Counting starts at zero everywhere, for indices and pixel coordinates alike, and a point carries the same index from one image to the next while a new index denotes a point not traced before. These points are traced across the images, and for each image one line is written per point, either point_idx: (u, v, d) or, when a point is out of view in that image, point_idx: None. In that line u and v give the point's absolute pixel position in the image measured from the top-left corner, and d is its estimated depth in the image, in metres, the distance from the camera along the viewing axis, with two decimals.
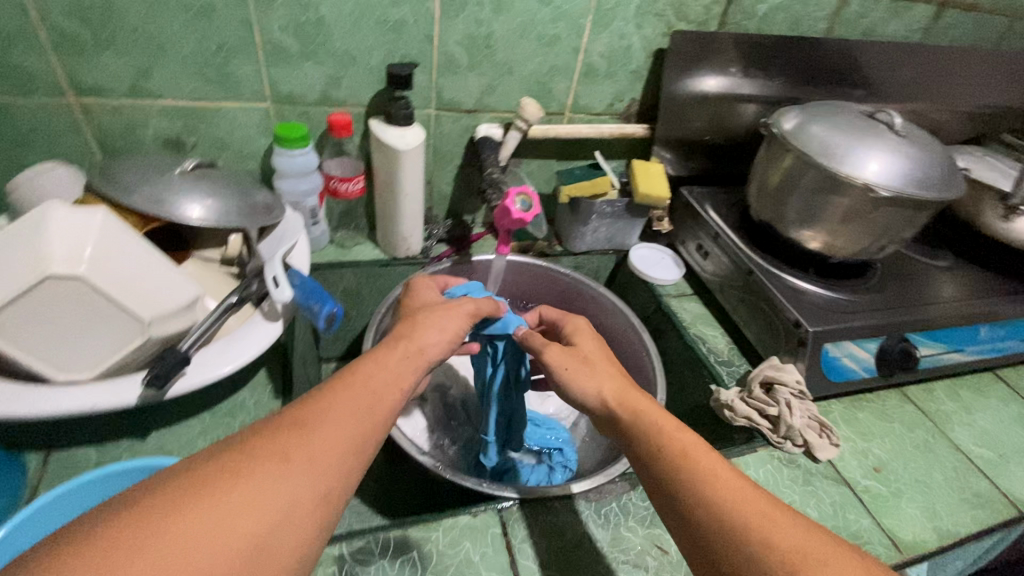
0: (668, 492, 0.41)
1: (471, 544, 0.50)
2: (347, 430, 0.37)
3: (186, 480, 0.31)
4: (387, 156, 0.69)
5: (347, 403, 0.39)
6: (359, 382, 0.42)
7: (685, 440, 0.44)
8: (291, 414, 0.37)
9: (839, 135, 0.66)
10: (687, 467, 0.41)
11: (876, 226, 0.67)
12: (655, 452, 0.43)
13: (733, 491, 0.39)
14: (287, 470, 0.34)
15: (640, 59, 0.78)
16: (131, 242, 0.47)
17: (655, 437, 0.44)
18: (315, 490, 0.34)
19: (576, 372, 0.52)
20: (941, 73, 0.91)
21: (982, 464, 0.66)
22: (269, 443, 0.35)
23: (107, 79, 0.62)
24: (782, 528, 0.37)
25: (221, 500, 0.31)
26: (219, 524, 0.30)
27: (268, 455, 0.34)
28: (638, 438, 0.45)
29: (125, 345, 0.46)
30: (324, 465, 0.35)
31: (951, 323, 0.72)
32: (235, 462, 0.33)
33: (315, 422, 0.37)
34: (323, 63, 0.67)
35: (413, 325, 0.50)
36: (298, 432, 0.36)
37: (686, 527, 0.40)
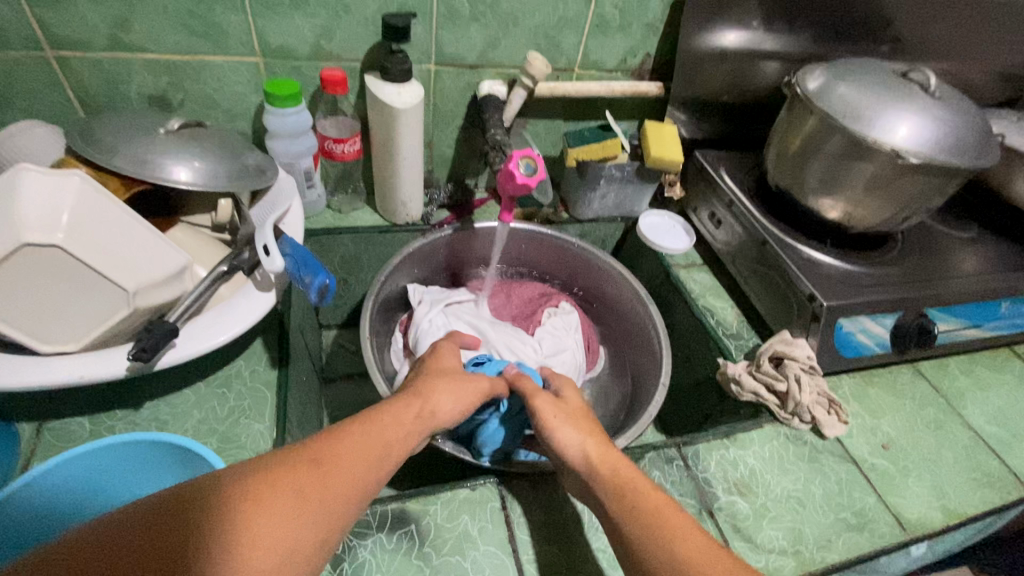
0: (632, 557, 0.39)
1: (469, 518, 0.50)
2: (359, 475, 0.36)
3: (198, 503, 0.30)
4: (384, 115, 0.65)
5: (364, 447, 0.38)
6: (377, 427, 0.41)
7: (655, 502, 0.41)
8: (308, 447, 0.36)
9: (868, 96, 0.62)
10: (649, 536, 0.39)
11: (901, 196, 0.64)
12: (628, 505, 0.41)
13: (697, 545, 0.38)
14: (299, 507, 0.33)
15: (656, 10, 0.72)
16: (111, 207, 0.45)
17: (632, 497, 0.42)
18: (321, 532, 0.33)
19: (553, 426, 0.51)
20: (982, 28, 0.84)
21: (993, 442, 0.64)
22: (287, 476, 0.33)
23: (84, 30, 0.58)
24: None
25: (229, 534, 0.30)
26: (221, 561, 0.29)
27: (284, 489, 0.33)
28: (615, 499, 0.42)
29: (111, 315, 0.45)
30: (333, 510, 0.34)
31: (971, 298, 0.69)
32: (250, 490, 0.32)
33: (331, 461, 0.36)
34: (314, 13, 0.62)
35: (430, 384, 0.49)
36: (314, 469, 0.35)
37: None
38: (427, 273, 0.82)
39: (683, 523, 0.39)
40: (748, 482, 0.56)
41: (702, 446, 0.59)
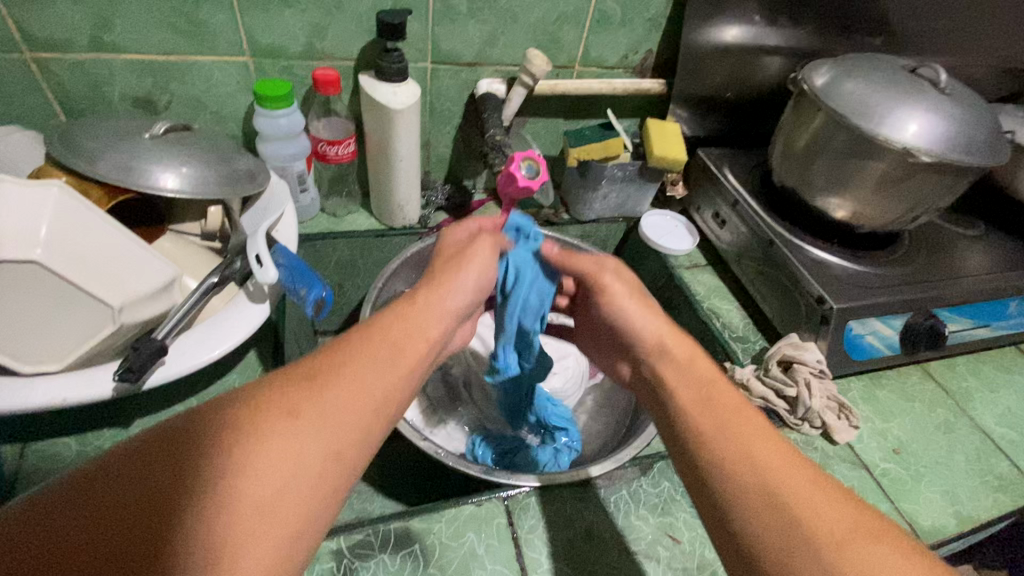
0: (697, 467, 0.39)
1: (475, 535, 0.48)
2: (364, 384, 0.35)
3: (187, 437, 0.29)
4: (380, 116, 0.63)
5: (366, 357, 0.37)
6: (384, 330, 0.39)
7: (727, 407, 0.41)
8: (299, 367, 0.35)
9: (876, 92, 0.60)
10: (717, 447, 0.38)
11: (911, 194, 0.62)
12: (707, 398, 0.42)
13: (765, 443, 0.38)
14: (297, 426, 0.31)
15: (659, 5, 0.70)
16: (91, 219, 0.43)
17: (705, 395, 0.43)
18: (327, 447, 0.32)
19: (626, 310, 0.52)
20: (990, 22, 0.82)
21: (1005, 444, 0.63)
22: (280, 396, 0.32)
23: (63, 30, 0.56)
24: (828, 515, 0.34)
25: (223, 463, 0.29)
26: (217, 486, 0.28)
27: (275, 409, 0.32)
28: (686, 397, 0.43)
29: (96, 333, 0.43)
30: (339, 423, 0.33)
31: (980, 297, 0.68)
32: (243, 413, 0.31)
33: (328, 375, 0.35)
34: (304, 10, 0.60)
35: (449, 267, 0.47)
36: (309, 385, 0.34)
37: (716, 518, 0.37)
38: None
39: (750, 432, 0.39)
40: None
41: None
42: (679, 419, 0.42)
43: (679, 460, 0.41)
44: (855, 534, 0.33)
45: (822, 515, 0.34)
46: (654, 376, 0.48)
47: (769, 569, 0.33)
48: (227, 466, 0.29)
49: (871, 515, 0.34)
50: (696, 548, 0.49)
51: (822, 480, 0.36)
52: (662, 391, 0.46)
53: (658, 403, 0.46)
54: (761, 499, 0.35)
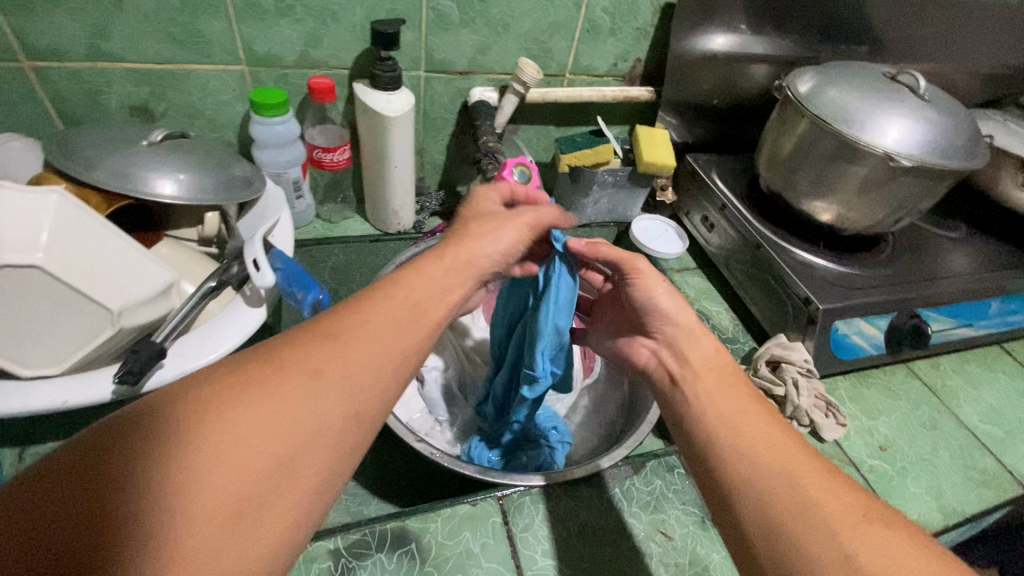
0: (706, 458, 0.41)
1: (471, 534, 0.49)
2: (380, 345, 0.36)
3: (208, 393, 0.29)
4: (374, 124, 0.64)
5: (384, 319, 0.37)
6: (401, 293, 0.40)
7: (740, 402, 0.43)
8: (315, 326, 0.35)
9: (858, 99, 0.62)
10: (732, 436, 0.40)
11: (893, 197, 0.64)
12: (724, 389, 0.44)
13: (776, 437, 0.39)
14: (316, 385, 0.32)
15: (647, 14, 0.71)
16: (91, 225, 0.44)
17: (726, 386, 0.44)
18: (344, 408, 0.33)
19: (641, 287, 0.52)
20: (969, 30, 0.85)
21: (987, 440, 0.65)
22: (298, 356, 0.33)
23: (62, 39, 0.56)
24: (835, 500, 0.34)
25: (245, 417, 0.29)
26: (239, 439, 0.28)
27: (295, 368, 0.32)
28: (708, 382, 0.45)
29: (95, 336, 0.43)
30: (356, 383, 0.34)
31: (962, 298, 0.70)
32: (263, 371, 0.31)
33: (346, 336, 0.35)
34: (300, 21, 0.61)
35: (469, 231, 0.47)
36: (327, 345, 0.34)
37: (726, 502, 0.38)
38: None
39: (762, 424, 0.40)
40: None
41: None
42: (696, 408, 0.44)
43: (691, 446, 0.43)
44: (864, 519, 0.33)
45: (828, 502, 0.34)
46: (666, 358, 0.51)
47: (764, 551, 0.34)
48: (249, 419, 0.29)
49: (876, 504, 0.35)
50: (687, 544, 0.50)
51: (831, 471, 0.37)
52: (677, 369, 0.48)
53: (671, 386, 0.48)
54: (774, 483, 0.36)
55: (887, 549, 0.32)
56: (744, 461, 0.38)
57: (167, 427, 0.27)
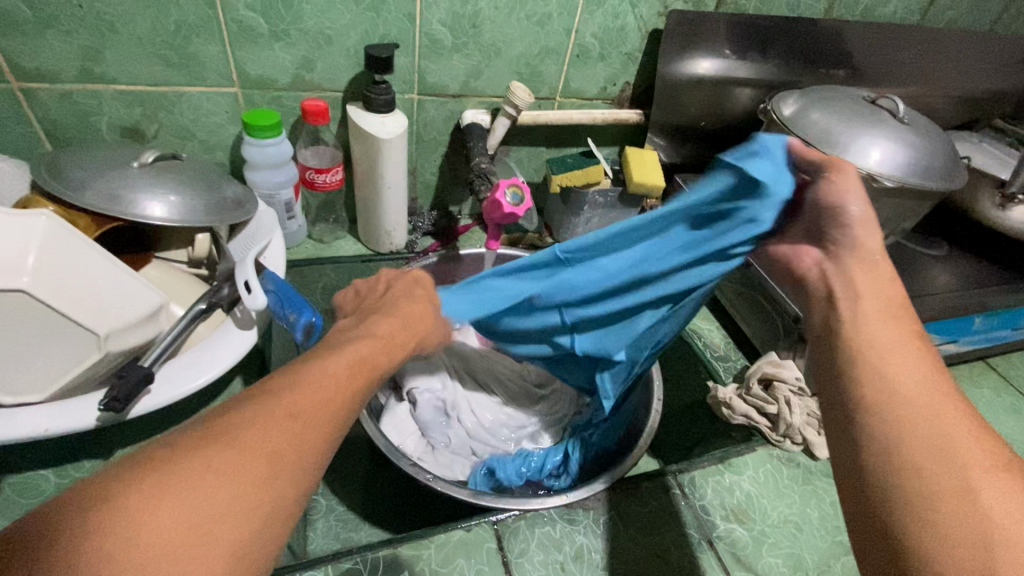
0: (840, 369, 0.37)
1: (465, 561, 0.48)
2: (328, 412, 0.32)
3: (137, 481, 0.25)
4: (367, 145, 0.65)
5: (330, 384, 0.33)
6: (344, 358, 0.36)
7: (896, 333, 0.38)
8: (280, 392, 0.31)
9: (842, 122, 0.64)
10: (882, 359, 0.36)
11: (878, 217, 0.65)
12: (891, 314, 0.39)
13: (930, 378, 0.35)
14: (265, 468, 0.28)
15: (635, 40, 0.73)
16: (80, 246, 0.43)
17: (888, 311, 0.39)
18: (298, 496, 0.29)
19: (824, 196, 0.40)
20: (942, 56, 0.88)
21: None
22: (247, 434, 0.28)
23: (53, 61, 0.56)
24: (975, 450, 0.32)
25: (185, 517, 0.25)
26: (177, 543, 0.24)
27: (242, 450, 0.27)
28: (868, 305, 0.39)
29: (81, 361, 0.43)
30: (306, 462, 0.30)
31: (947, 315, 0.70)
32: (219, 454, 0.27)
33: (309, 411, 0.31)
34: (294, 44, 0.61)
35: (406, 301, 0.46)
36: (279, 421, 0.29)
37: (846, 417, 0.36)
38: None
39: (916, 355, 0.37)
40: (746, 508, 0.55)
41: (698, 471, 0.57)
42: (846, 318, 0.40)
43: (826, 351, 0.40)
44: (994, 468, 0.31)
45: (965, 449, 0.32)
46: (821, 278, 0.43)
47: (878, 476, 0.32)
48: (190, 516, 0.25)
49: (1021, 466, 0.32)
50: (686, 568, 0.50)
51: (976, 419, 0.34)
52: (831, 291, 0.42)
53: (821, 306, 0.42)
54: (909, 411, 0.34)
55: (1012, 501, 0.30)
56: (884, 384, 0.35)
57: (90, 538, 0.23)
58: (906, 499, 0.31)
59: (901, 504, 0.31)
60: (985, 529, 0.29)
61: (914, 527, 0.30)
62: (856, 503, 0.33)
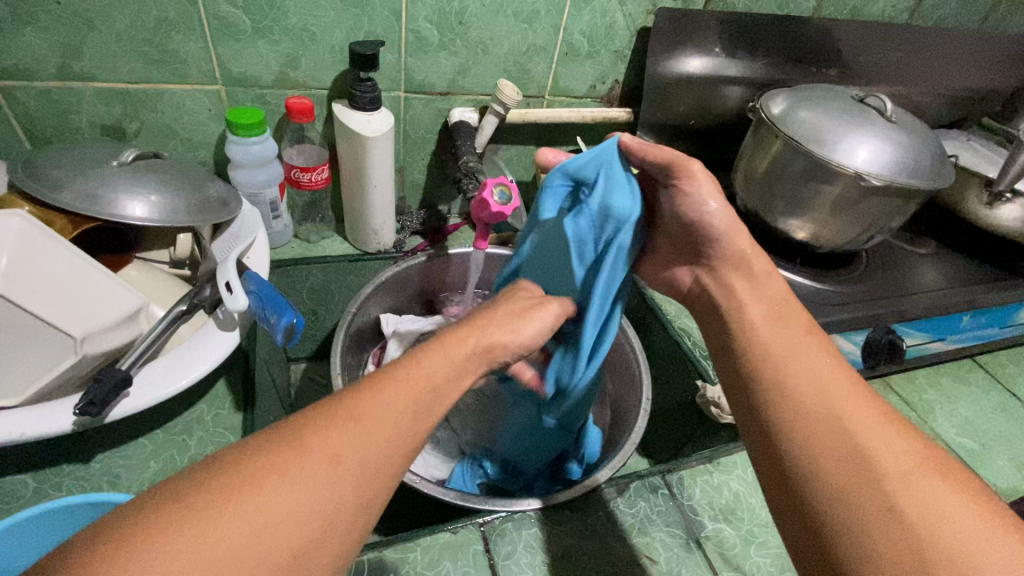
0: (756, 404, 0.39)
1: (451, 564, 0.47)
2: (397, 423, 0.34)
3: (223, 478, 0.27)
4: (353, 144, 0.64)
5: (401, 396, 0.35)
6: (422, 373, 0.38)
7: (796, 338, 0.41)
8: (348, 399, 0.33)
9: (830, 121, 0.63)
10: (792, 379, 0.38)
11: (865, 216, 0.65)
12: (783, 321, 0.43)
13: (838, 382, 0.38)
14: (332, 475, 0.29)
15: (623, 38, 0.73)
16: (54, 248, 0.43)
17: (777, 320, 0.43)
18: (361, 499, 0.30)
19: (688, 199, 0.45)
20: (931, 54, 0.88)
21: (965, 454, 0.66)
22: (320, 439, 0.30)
23: (31, 59, 0.55)
24: (894, 449, 0.33)
25: (260, 511, 0.27)
26: (252, 536, 0.26)
27: (314, 454, 0.30)
28: (759, 319, 0.44)
29: (56, 365, 0.42)
30: (373, 471, 0.31)
31: (935, 313, 0.71)
32: (283, 456, 0.29)
33: (373, 419, 0.33)
34: (278, 42, 0.61)
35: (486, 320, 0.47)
36: (349, 427, 0.32)
37: (770, 449, 0.37)
38: (401, 301, 0.79)
39: (822, 359, 0.39)
40: (733, 508, 0.55)
41: (686, 471, 0.57)
42: (746, 338, 0.43)
43: (742, 394, 0.41)
44: (922, 467, 0.32)
45: (889, 449, 0.33)
46: (710, 286, 0.49)
47: (818, 508, 0.33)
48: (265, 509, 0.27)
49: (949, 461, 0.33)
50: (672, 568, 0.50)
51: (889, 414, 0.36)
52: (726, 302, 0.47)
53: (717, 319, 0.47)
54: (824, 429, 0.35)
55: (940, 495, 0.31)
56: (795, 409, 0.37)
57: (179, 522, 0.25)
58: (839, 524, 0.32)
59: (833, 537, 0.32)
60: (923, 547, 0.29)
61: (849, 547, 0.31)
62: (801, 544, 0.34)
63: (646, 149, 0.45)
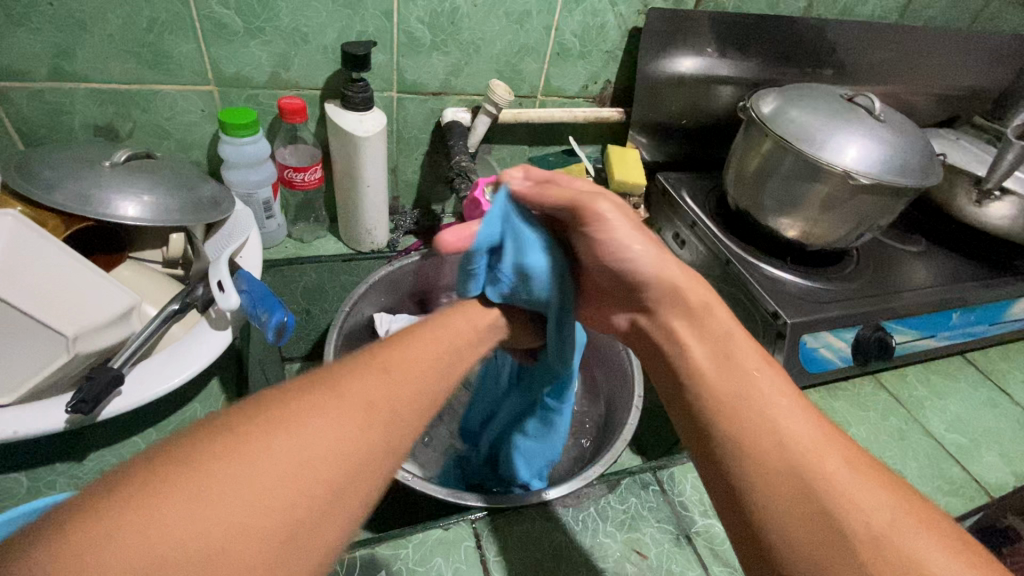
0: (711, 447, 0.37)
1: (443, 560, 0.48)
2: (421, 378, 0.36)
3: (270, 409, 0.28)
4: (345, 144, 0.64)
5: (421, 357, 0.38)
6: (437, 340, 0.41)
7: (743, 374, 0.39)
8: (373, 358, 0.36)
9: (818, 120, 0.64)
10: (747, 424, 0.36)
11: (855, 214, 0.66)
12: (728, 355, 0.40)
13: (792, 428, 0.35)
14: (369, 413, 0.31)
15: (615, 38, 0.73)
16: (46, 247, 0.43)
17: (724, 357, 0.41)
18: (391, 445, 0.31)
19: (606, 233, 0.47)
20: (921, 54, 0.89)
21: (954, 450, 0.66)
22: (355, 383, 0.32)
23: (23, 59, 0.56)
24: (863, 503, 0.32)
25: (307, 437, 0.28)
26: (299, 461, 0.27)
27: (353, 395, 0.31)
28: (706, 355, 0.41)
29: (48, 362, 0.42)
30: (403, 417, 0.33)
31: (924, 310, 0.71)
32: (322, 394, 0.30)
33: (400, 372, 0.35)
34: (270, 42, 0.61)
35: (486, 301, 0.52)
36: (381, 376, 0.34)
37: (731, 499, 0.35)
38: (395, 300, 0.79)
39: (796, 415, 0.36)
40: None
41: (677, 468, 0.58)
42: (693, 377, 0.41)
43: (693, 435, 0.39)
44: (901, 519, 0.31)
45: (860, 503, 0.32)
46: (650, 328, 0.47)
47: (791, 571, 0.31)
48: (312, 437, 0.28)
49: (915, 504, 0.32)
50: (663, 563, 0.50)
51: (847, 456, 0.34)
52: (670, 336, 0.45)
53: (664, 354, 0.45)
54: (787, 486, 0.33)
55: (915, 548, 0.30)
56: (756, 467, 0.34)
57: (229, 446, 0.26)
58: None
59: None
60: None
61: None
62: None
63: (541, 191, 0.49)
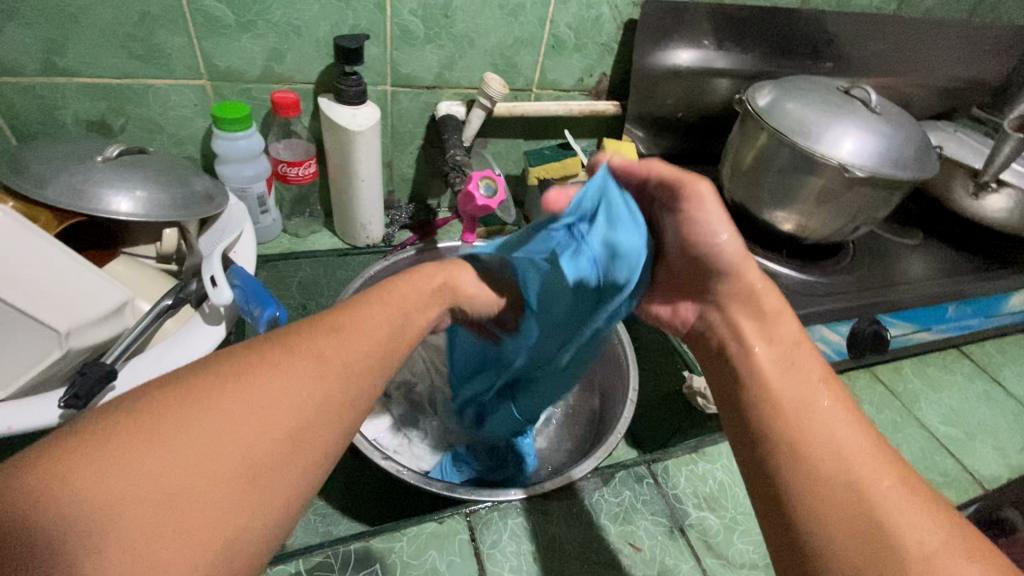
0: (754, 444, 0.37)
1: (437, 553, 0.48)
2: (375, 335, 0.39)
3: (229, 365, 0.31)
4: (339, 138, 0.64)
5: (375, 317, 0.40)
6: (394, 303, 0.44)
7: (802, 380, 0.38)
8: (330, 317, 0.38)
9: (813, 113, 0.64)
10: (802, 428, 0.35)
11: (850, 208, 0.66)
12: (789, 364, 0.39)
13: (851, 439, 0.35)
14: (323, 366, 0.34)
15: (610, 30, 0.73)
16: (39, 245, 0.43)
17: (787, 364, 0.39)
18: (345, 398, 0.34)
19: (696, 222, 0.41)
20: (919, 45, 0.88)
21: (949, 442, 0.66)
22: (308, 340, 0.35)
23: (14, 54, 0.55)
24: (915, 525, 0.31)
25: (262, 388, 0.31)
26: (256, 410, 0.30)
27: (306, 351, 0.34)
28: (767, 358, 0.40)
29: (41, 358, 0.42)
30: (358, 369, 0.36)
31: (920, 303, 0.72)
32: (277, 352, 0.33)
33: (354, 330, 0.38)
34: (262, 36, 0.60)
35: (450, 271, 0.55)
36: (335, 334, 0.37)
37: (773, 502, 0.34)
38: None
39: (846, 424, 0.35)
40: (718, 496, 0.56)
41: (671, 461, 0.58)
42: (749, 379, 0.40)
43: (739, 433, 0.38)
44: (950, 548, 0.30)
45: (911, 525, 0.31)
46: (718, 322, 0.46)
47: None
48: (268, 390, 0.31)
49: (971, 534, 0.31)
50: (656, 555, 0.50)
51: (903, 474, 0.34)
52: (732, 338, 0.43)
53: (717, 355, 0.44)
54: (836, 495, 0.32)
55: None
56: (809, 476, 0.33)
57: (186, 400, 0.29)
58: None
59: None
60: None
61: None
62: None
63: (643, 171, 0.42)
